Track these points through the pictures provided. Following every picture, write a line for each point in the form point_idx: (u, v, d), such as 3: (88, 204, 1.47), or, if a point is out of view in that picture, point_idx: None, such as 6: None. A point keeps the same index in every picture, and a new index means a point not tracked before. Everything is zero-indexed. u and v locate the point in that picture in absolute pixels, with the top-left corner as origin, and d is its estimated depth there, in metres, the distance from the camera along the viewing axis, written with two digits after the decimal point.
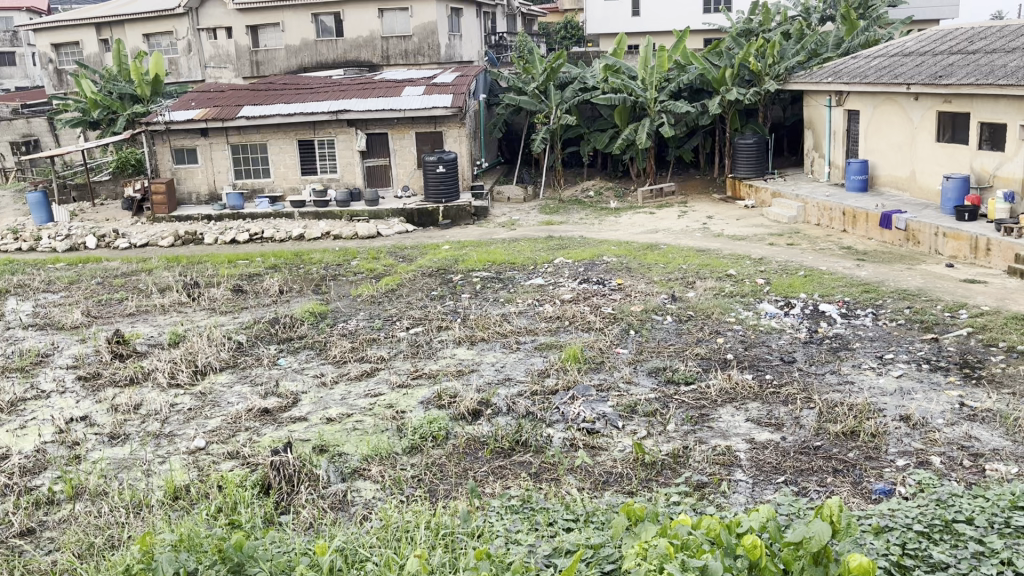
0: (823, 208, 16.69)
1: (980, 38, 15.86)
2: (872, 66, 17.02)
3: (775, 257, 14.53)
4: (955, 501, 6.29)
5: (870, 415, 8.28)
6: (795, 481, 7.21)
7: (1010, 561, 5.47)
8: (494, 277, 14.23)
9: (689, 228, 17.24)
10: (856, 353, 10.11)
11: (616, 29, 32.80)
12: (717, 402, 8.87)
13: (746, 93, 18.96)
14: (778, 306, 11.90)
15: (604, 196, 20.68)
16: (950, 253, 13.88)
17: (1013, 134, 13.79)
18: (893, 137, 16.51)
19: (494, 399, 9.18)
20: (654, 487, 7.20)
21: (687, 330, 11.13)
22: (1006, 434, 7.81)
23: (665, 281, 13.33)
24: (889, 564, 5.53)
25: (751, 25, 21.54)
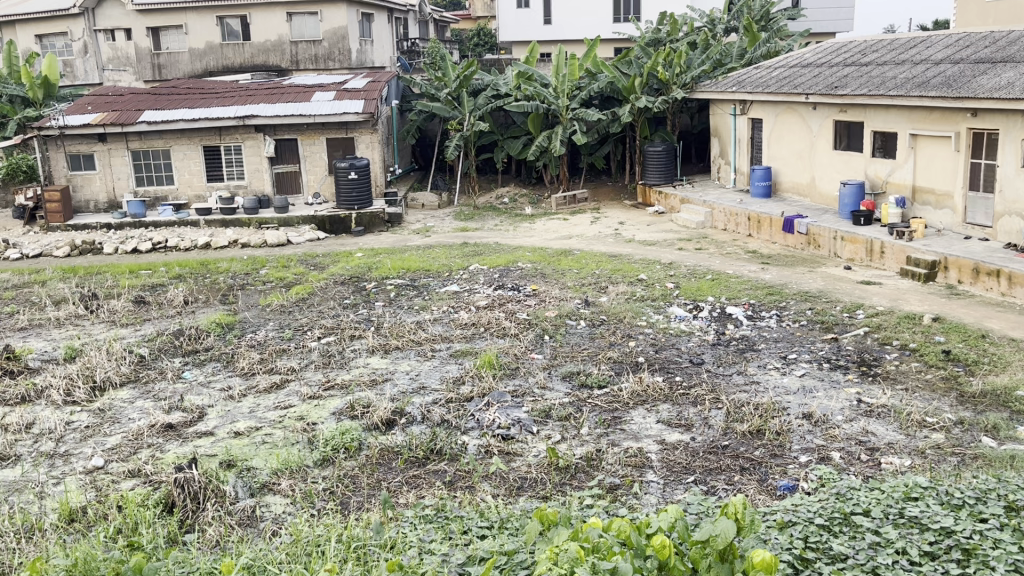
0: (729, 214, 17.19)
1: (873, 50, 16.60)
2: (773, 76, 17.63)
3: (684, 262, 14.87)
4: (853, 494, 6.54)
5: (775, 414, 8.55)
6: (704, 481, 7.38)
7: (904, 551, 5.73)
8: (408, 284, 14.14)
9: (601, 234, 17.50)
10: (761, 353, 10.44)
11: (528, 37, 32.99)
12: (629, 405, 9.02)
13: (654, 101, 19.37)
14: (687, 309, 12.18)
15: (519, 203, 20.79)
16: (848, 256, 14.50)
17: (904, 143, 14.48)
18: (794, 145, 17.13)
19: (409, 408, 9.09)
20: (567, 491, 7.27)
21: (600, 334, 11.28)
22: (900, 428, 8.18)
23: (579, 286, 13.48)
24: (793, 558, 5.72)
25: (659, 35, 21.97)
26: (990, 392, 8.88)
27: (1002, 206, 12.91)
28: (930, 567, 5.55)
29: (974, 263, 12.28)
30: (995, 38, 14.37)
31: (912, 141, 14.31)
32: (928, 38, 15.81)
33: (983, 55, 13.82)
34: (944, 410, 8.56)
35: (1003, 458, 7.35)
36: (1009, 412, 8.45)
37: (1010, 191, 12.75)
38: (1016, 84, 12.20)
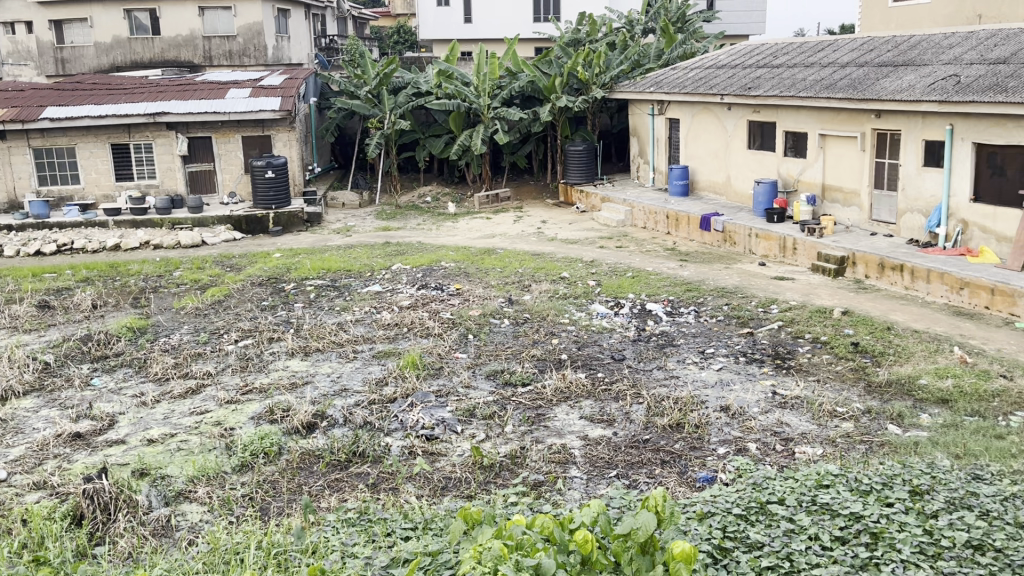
0: (648, 212, 17.49)
1: (783, 53, 17.14)
2: (689, 77, 18.04)
3: (605, 260, 15.05)
4: (769, 484, 6.74)
5: (694, 407, 8.74)
6: (626, 475, 7.49)
7: (816, 537, 5.94)
8: (329, 285, 13.93)
9: (524, 232, 17.58)
10: (680, 348, 10.65)
11: (448, 36, 32.83)
12: (553, 402, 9.08)
13: (575, 101, 19.56)
14: (608, 306, 12.33)
15: (441, 202, 20.71)
16: (762, 252, 14.93)
17: (814, 143, 15.00)
18: (710, 144, 17.56)
19: (330, 410, 8.95)
20: (492, 489, 7.27)
21: (523, 332, 11.32)
22: (813, 419, 8.46)
23: (502, 285, 13.51)
24: (712, 547, 5.86)
25: (578, 35, 22.02)
26: (895, 382, 9.28)
27: (905, 203, 13.49)
28: (842, 551, 5.76)
29: (880, 258, 12.81)
30: (896, 42, 15.01)
31: (821, 141, 14.84)
32: (835, 42, 16.41)
33: (886, 59, 14.41)
34: (854, 400, 8.89)
35: (907, 444, 7.68)
36: (913, 400, 8.84)
37: (913, 189, 13.34)
38: (916, 87, 12.76)
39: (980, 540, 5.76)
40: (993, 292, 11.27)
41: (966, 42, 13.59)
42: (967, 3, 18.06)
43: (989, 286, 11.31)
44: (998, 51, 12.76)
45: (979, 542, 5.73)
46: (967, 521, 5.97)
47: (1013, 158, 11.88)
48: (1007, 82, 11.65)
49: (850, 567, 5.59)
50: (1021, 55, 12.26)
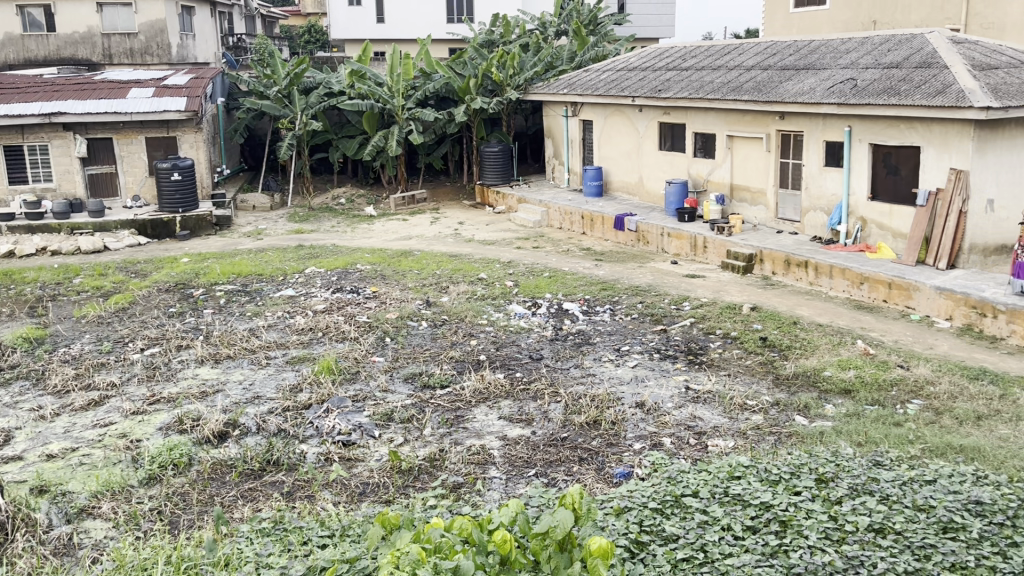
0: (564, 213, 17.68)
1: (691, 56, 17.55)
2: (602, 79, 18.30)
3: (522, 261, 15.12)
4: (683, 477, 6.89)
5: (610, 404, 8.87)
6: (544, 473, 7.54)
7: (729, 527, 6.10)
8: (240, 290, 13.58)
9: (441, 234, 17.52)
10: (596, 347, 10.78)
11: (359, 36, 32.22)
12: (471, 403, 9.07)
13: (489, 102, 19.59)
14: (526, 307, 12.40)
15: (356, 204, 20.46)
16: (674, 251, 15.28)
17: (721, 144, 15.41)
18: (622, 145, 17.85)
19: (243, 419, 8.73)
20: (410, 493, 7.21)
21: (441, 334, 11.28)
22: (724, 412, 8.68)
23: (420, 287, 13.43)
24: (629, 542, 5.94)
25: (492, 36, 22.15)
26: (801, 374, 9.63)
27: (808, 202, 13.99)
28: (753, 540, 5.93)
29: (786, 255, 13.25)
30: (797, 46, 15.56)
31: (728, 142, 15.25)
32: (740, 46, 16.90)
33: (788, 62, 14.93)
34: (763, 393, 9.17)
35: (814, 434, 7.96)
36: (818, 392, 9.17)
37: (815, 188, 13.85)
38: (817, 90, 13.25)
39: (881, 524, 6.02)
40: (891, 285, 11.81)
41: (862, 47, 14.19)
42: (863, 10, 18.96)
43: (887, 280, 11.84)
44: (891, 55, 13.36)
45: (880, 526, 5.99)
46: (869, 506, 6.23)
47: (906, 158, 12.46)
48: (900, 85, 12.22)
49: (761, 554, 5.76)
50: (912, 60, 12.88)
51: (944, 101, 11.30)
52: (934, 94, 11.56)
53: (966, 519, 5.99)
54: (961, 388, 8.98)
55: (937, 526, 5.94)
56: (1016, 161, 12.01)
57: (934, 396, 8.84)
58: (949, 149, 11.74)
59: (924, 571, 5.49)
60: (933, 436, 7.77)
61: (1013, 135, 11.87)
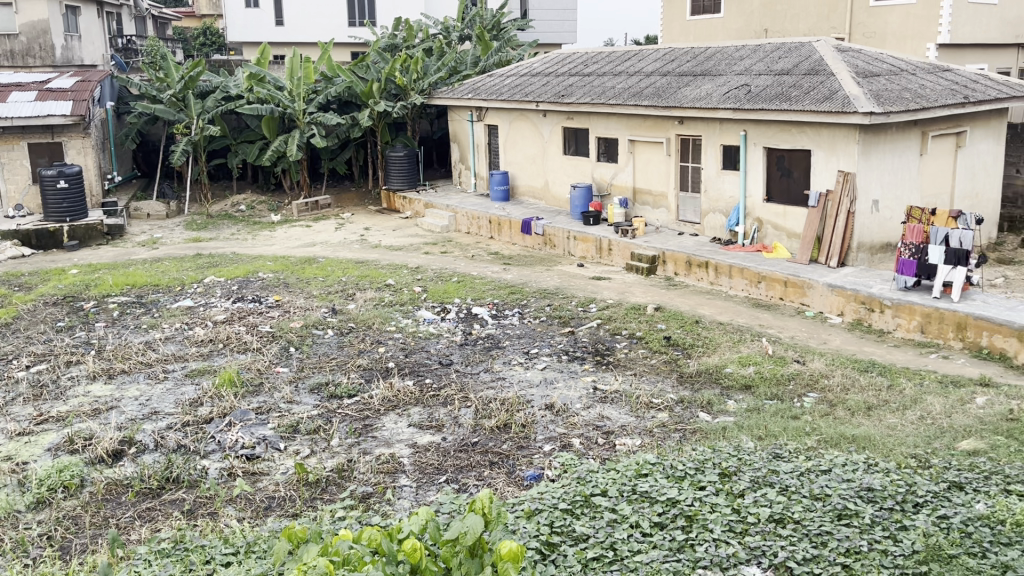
0: (471, 217, 17.69)
1: (593, 62, 17.84)
2: (506, 84, 18.41)
3: (430, 266, 15.05)
4: (592, 477, 6.97)
5: (520, 407, 8.90)
6: (455, 479, 7.50)
7: (638, 524, 6.20)
8: (134, 301, 13.05)
9: (347, 240, 17.27)
10: (506, 350, 10.82)
11: (258, 38, 31.42)
12: (380, 411, 8.95)
13: (393, 107, 19.42)
14: (434, 312, 12.35)
15: (258, 210, 19.98)
16: (580, 254, 15.49)
17: (624, 148, 15.71)
18: (527, 150, 17.99)
19: (139, 436, 8.37)
20: (318, 505, 7.05)
21: (348, 342, 11.10)
22: (631, 411, 8.83)
23: (325, 295, 13.19)
24: (539, 544, 5.97)
25: (394, 40, 21.94)
26: (704, 371, 9.89)
27: (707, 204, 14.41)
28: (660, 536, 6.05)
29: (687, 256, 13.61)
30: (694, 53, 16.02)
31: (630, 146, 15.57)
32: (640, 52, 17.28)
33: (686, 68, 15.35)
34: (668, 391, 9.38)
35: (717, 430, 8.17)
36: (720, 388, 9.45)
37: (714, 191, 14.27)
38: (713, 95, 13.67)
39: (781, 514, 6.23)
40: (786, 284, 12.27)
41: (755, 54, 14.71)
42: (755, 18, 19.74)
43: (783, 279, 12.30)
44: (782, 63, 13.90)
45: (780, 516, 6.20)
46: (769, 497, 6.44)
47: (798, 161, 12.98)
48: (790, 91, 12.74)
49: (668, 550, 5.88)
50: (802, 67, 13.43)
51: (831, 107, 11.83)
52: (822, 100, 12.09)
53: (859, 506, 6.26)
54: (853, 380, 9.41)
55: (833, 514, 6.19)
56: (899, 164, 12.64)
57: (829, 388, 9.23)
58: (836, 152, 12.29)
59: (821, 557, 5.71)
60: (828, 427, 8.10)
61: (895, 139, 12.49)
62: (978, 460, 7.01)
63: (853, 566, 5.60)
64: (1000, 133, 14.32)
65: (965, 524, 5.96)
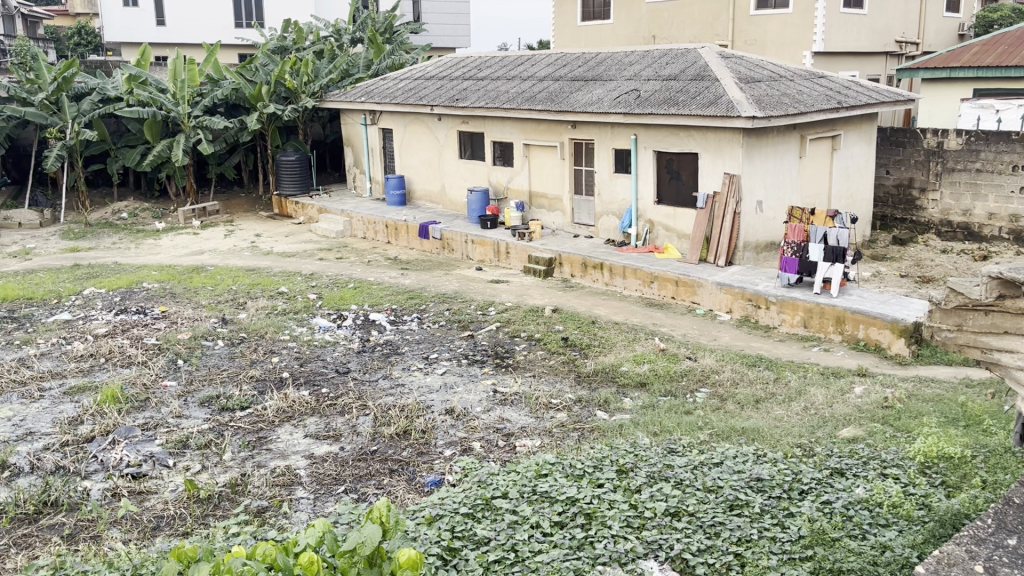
0: (367, 222, 17.49)
1: (487, 66, 17.93)
2: (399, 88, 18.26)
3: (325, 272, 14.77)
4: (492, 480, 6.98)
5: (419, 413, 8.82)
6: (354, 489, 7.38)
7: (539, 524, 6.25)
8: (5, 316, 12.29)
9: (237, 247, 16.76)
10: (405, 356, 10.72)
11: (137, 38, 30.19)
12: (275, 423, 8.72)
13: (284, 109, 18.94)
14: (331, 319, 12.12)
15: (140, 218, 19.17)
16: (478, 257, 15.54)
17: (519, 152, 15.84)
18: (423, 154, 17.92)
19: (12, 459, 7.89)
20: (210, 522, 6.80)
21: (240, 353, 10.77)
22: (531, 412, 8.90)
23: (215, 304, 12.76)
24: (441, 550, 5.92)
25: (284, 42, 21.38)
26: (601, 370, 10.08)
27: (601, 207, 14.69)
28: (560, 535, 6.11)
29: (582, 257, 13.84)
30: (585, 58, 16.31)
31: (525, 150, 15.71)
32: (532, 57, 17.46)
33: (578, 73, 15.60)
34: (566, 391, 9.50)
35: (613, 428, 8.33)
36: (617, 386, 9.64)
37: (607, 193, 14.55)
38: (604, 100, 13.94)
39: (676, 507, 6.39)
40: (677, 283, 12.65)
41: (643, 60, 15.10)
42: (643, 25, 20.56)
43: (674, 279, 12.67)
44: (669, 68, 14.32)
45: (675, 509, 6.36)
46: (665, 491, 6.61)
47: (686, 164, 13.39)
48: (677, 96, 13.12)
49: (569, 548, 5.94)
50: (688, 72, 13.86)
51: (715, 111, 12.24)
52: (708, 104, 12.50)
53: (750, 496, 6.49)
54: (742, 374, 9.76)
55: (725, 505, 6.40)
56: (780, 166, 13.20)
57: (719, 383, 9.55)
58: (722, 155, 12.75)
59: (714, 547, 5.89)
60: (719, 421, 8.37)
61: (776, 142, 13.04)
62: (857, 447, 7.39)
63: (744, 554, 5.79)
64: (871, 137, 15.16)
65: (846, 508, 6.26)
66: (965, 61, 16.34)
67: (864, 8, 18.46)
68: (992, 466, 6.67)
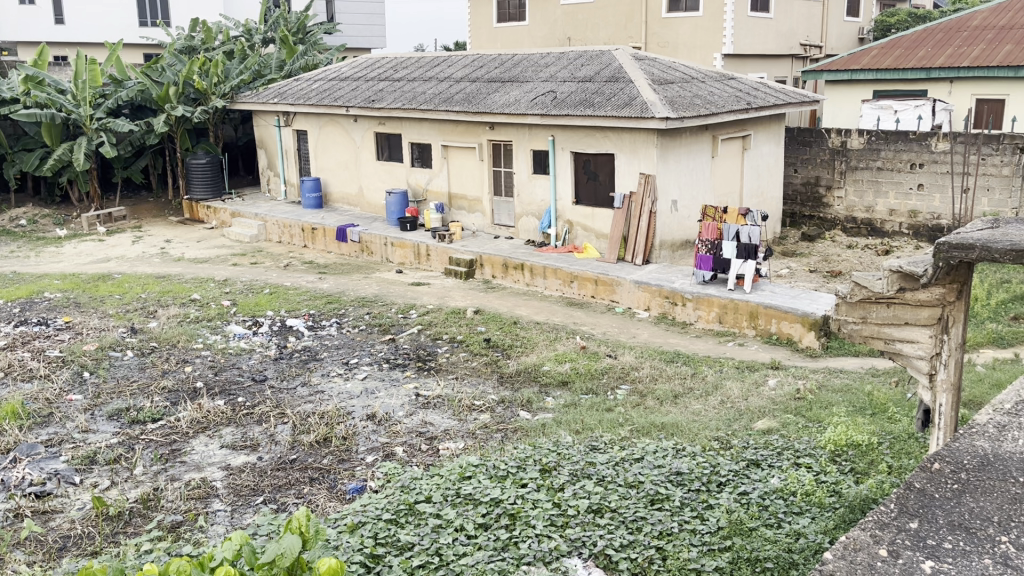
0: (282, 226, 17.15)
1: (403, 67, 17.78)
2: (313, 89, 17.96)
3: (238, 278, 14.42)
4: (416, 484, 6.92)
5: (340, 419, 8.68)
6: (273, 499, 7.21)
7: (463, 528, 6.22)
8: None
9: (146, 254, 16.19)
10: (324, 362, 10.54)
11: (32, 37, 28.25)
12: (189, 434, 8.45)
13: (194, 111, 18.35)
14: (246, 326, 11.83)
15: (41, 225, 18.34)
16: (398, 260, 15.41)
17: (437, 153, 15.78)
18: (339, 156, 17.67)
19: None
20: (120, 540, 6.53)
21: (150, 363, 10.40)
22: (454, 415, 8.86)
23: (122, 313, 12.29)
24: (363, 557, 5.84)
25: (192, 42, 20.75)
26: (523, 370, 10.11)
27: (521, 208, 14.75)
28: (484, 537, 6.09)
29: (503, 258, 13.87)
30: (502, 59, 16.35)
31: (443, 151, 15.66)
32: (448, 58, 17.41)
33: (494, 75, 15.63)
34: (489, 392, 9.49)
35: (536, 427, 8.36)
36: (539, 386, 9.69)
37: (526, 194, 14.62)
38: (521, 101, 14.00)
39: (599, 504, 6.46)
40: (597, 282, 12.81)
41: (559, 61, 15.23)
42: (558, 27, 20.77)
43: (593, 278, 12.82)
44: (584, 70, 14.48)
45: (598, 506, 6.43)
46: (587, 489, 6.66)
47: (603, 165, 13.56)
48: (593, 97, 13.28)
49: (493, 550, 5.93)
50: (603, 74, 14.04)
51: (630, 113, 12.41)
52: (623, 105, 12.68)
53: (670, 490, 6.61)
54: (660, 370, 9.94)
55: (646, 499, 6.49)
56: (693, 165, 13.49)
57: (639, 380, 9.70)
58: (637, 155, 12.95)
59: (636, 542, 5.97)
60: (640, 417, 8.49)
61: (689, 142, 13.32)
62: (772, 439, 7.60)
63: (666, 548, 5.88)
64: (779, 137, 15.64)
65: (762, 498, 6.44)
66: (866, 64, 17.02)
67: (770, 12, 19.04)
68: (897, 452, 6.98)
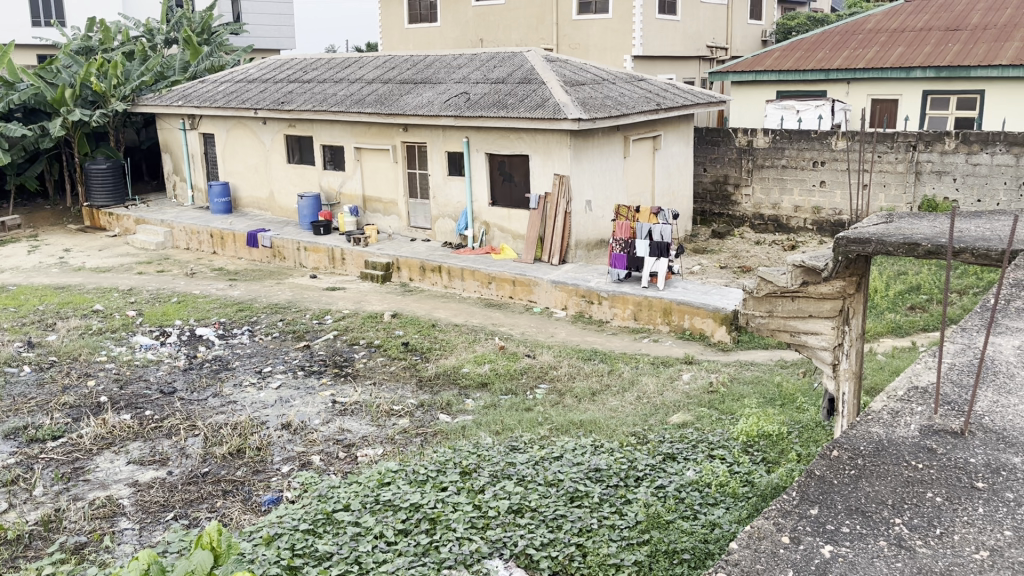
0: (190, 232, 16.64)
1: (313, 68, 17.47)
2: (220, 91, 17.48)
3: (145, 287, 13.93)
4: (333, 493, 6.80)
5: (253, 430, 8.46)
6: (184, 515, 6.97)
7: (382, 534, 6.13)
8: None
9: (44, 264, 15.48)
10: (236, 371, 10.26)
11: None
12: (92, 451, 8.10)
13: (92, 115, 17.63)
14: (152, 337, 11.44)
15: None
16: (312, 264, 15.15)
17: (350, 156, 15.56)
18: (248, 159, 17.25)
19: None
20: (19, 565, 6.22)
21: (50, 378, 9.92)
22: (372, 421, 8.74)
23: (18, 327, 11.71)
24: (280, 569, 5.70)
25: (89, 42, 19.91)
26: (442, 373, 10.07)
27: (436, 210, 14.69)
28: (404, 543, 6.02)
29: (420, 261, 13.77)
30: (414, 61, 16.24)
31: (356, 154, 15.45)
32: (360, 59, 17.21)
33: (406, 76, 15.52)
34: (407, 397, 9.42)
35: (456, 430, 8.32)
36: (458, 388, 9.66)
37: (442, 196, 14.56)
38: (434, 103, 13.94)
39: (519, 504, 6.48)
40: (514, 283, 12.85)
41: (471, 63, 15.22)
42: (470, 28, 20.80)
43: (511, 279, 12.86)
44: (496, 72, 14.51)
45: (518, 506, 6.44)
46: (507, 489, 6.67)
47: (518, 165, 13.61)
48: (506, 99, 13.32)
49: (413, 555, 5.87)
50: (515, 76, 14.10)
51: (543, 114, 12.50)
52: (535, 107, 12.76)
53: (589, 487, 6.68)
54: (578, 368, 10.03)
55: (566, 497, 6.54)
56: (606, 165, 13.67)
57: (557, 378, 9.77)
58: (551, 156, 13.04)
59: (557, 540, 6.00)
60: (558, 415, 8.55)
61: (601, 143, 13.49)
62: (687, 432, 7.76)
63: (585, 544, 5.94)
64: (688, 137, 15.99)
65: (678, 491, 6.56)
66: (769, 65, 17.55)
67: (678, 15, 19.45)
68: (805, 440, 7.22)
